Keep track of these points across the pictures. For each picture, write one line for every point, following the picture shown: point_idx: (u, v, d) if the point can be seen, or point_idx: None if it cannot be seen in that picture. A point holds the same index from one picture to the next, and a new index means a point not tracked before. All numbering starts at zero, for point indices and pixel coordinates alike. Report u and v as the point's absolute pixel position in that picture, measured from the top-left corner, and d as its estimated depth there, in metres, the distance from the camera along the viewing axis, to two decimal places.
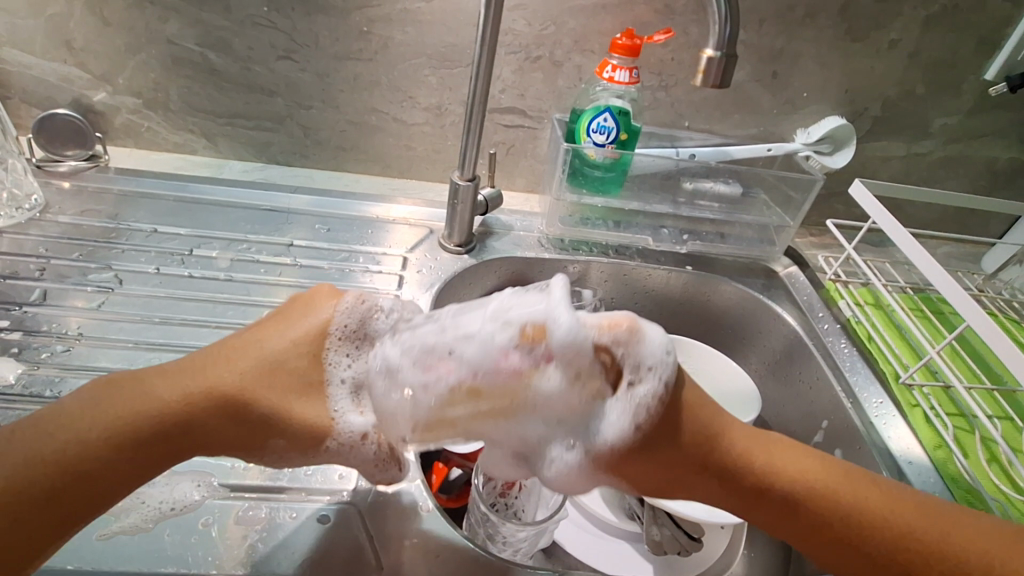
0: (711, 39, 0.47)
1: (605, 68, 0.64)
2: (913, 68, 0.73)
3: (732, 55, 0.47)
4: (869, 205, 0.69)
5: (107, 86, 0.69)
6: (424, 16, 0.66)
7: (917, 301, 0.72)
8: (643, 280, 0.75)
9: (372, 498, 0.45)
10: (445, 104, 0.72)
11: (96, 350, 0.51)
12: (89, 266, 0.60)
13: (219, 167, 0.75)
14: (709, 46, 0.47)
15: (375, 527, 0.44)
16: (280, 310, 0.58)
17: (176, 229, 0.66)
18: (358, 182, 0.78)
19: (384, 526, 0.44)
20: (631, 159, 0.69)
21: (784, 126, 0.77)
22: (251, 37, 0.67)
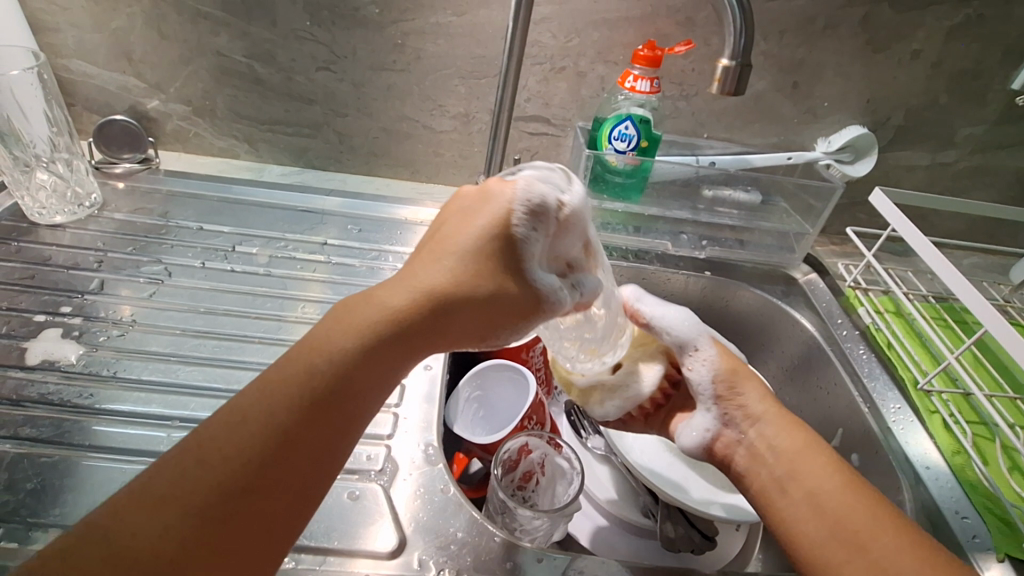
0: (726, 50, 0.49)
1: (627, 78, 0.67)
2: (936, 79, 0.73)
3: (747, 64, 0.48)
4: (890, 213, 0.70)
5: (161, 94, 0.75)
6: (454, 29, 0.69)
7: (939, 310, 0.72)
8: (662, 285, 0.76)
9: (394, 481, 0.49)
10: (473, 112, 0.76)
11: (146, 335, 0.56)
12: (141, 259, 0.64)
13: (259, 170, 0.80)
14: (723, 56, 0.49)
15: (397, 505, 0.47)
16: (314, 304, 0.62)
17: (219, 227, 0.70)
18: (389, 186, 0.82)
19: (405, 504, 0.47)
20: (651, 165, 0.71)
21: (804, 135, 0.78)
22: (293, 49, 0.71)
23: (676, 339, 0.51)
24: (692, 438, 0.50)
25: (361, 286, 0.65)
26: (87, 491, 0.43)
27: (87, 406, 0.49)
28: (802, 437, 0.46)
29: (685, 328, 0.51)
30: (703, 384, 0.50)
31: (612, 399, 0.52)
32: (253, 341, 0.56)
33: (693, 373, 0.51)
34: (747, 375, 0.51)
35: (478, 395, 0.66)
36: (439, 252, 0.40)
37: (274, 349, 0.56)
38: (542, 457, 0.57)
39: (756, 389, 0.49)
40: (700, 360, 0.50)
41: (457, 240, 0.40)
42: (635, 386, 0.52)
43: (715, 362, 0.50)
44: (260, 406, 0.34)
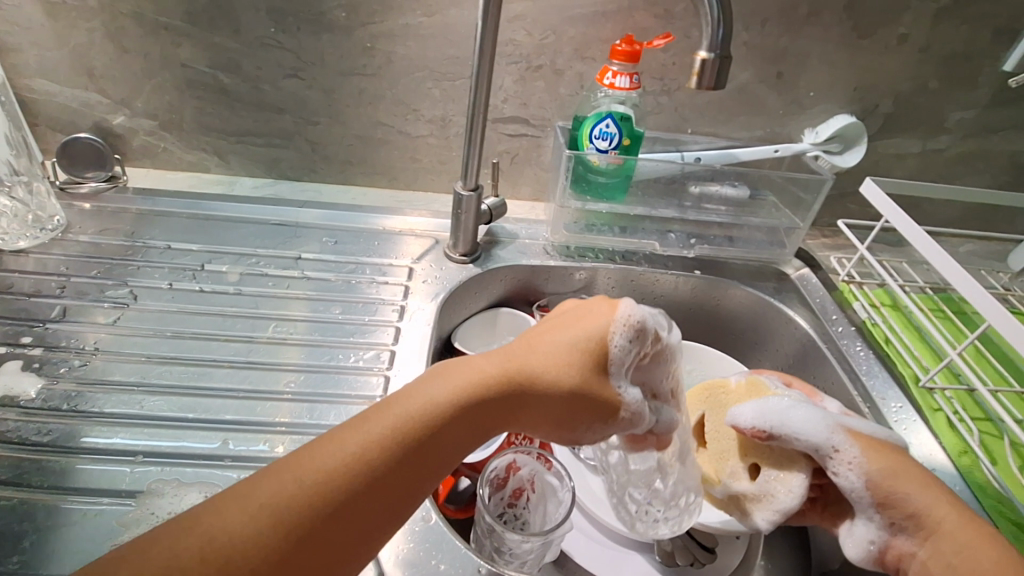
0: (703, 41, 0.46)
1: (606, 74, 0.65)
2: (924, 63, 0.71)
3: (726, 55, 0.46)
4: (882, 204, 0.68)
5: (125, 109, 0.72)
6: (425, 30, 0.67)
7: (938, 302, 0.70)
8: (651, 285, 0.75)
9: None
10: (449, 115, 0.73)
11: (110, 364, 0.53)
12: (106, 283, 0.62)
13: (231, 184, 0.78)
14: (701, 48, 0.46)
15: None
16: (289, 323, 0.59)
17: (189, 245, 0.68)
18: (366, 195, 0.79)
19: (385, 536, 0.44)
20: (635, 164, 0.69)
21: (791, 127, 0.76)
22: (259, 57, 0.69)
23: (811, 445, 0.43)
24: (853, 549, 0.43)
25: (338, 302, 0.63)
26: (44, 537, 0.41)
27: (46, 443, 0.46)
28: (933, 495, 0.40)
29: (814, 432, 0.43)
30: (859, 495, 0.41)
31: (763, 511, 0.46)
32: (223, 365, 0.54)
33: (845, 480, 0.42)
34: (908, 470, 0.41)
35: None
36: (541, 341, 0.42)
37: (245, 374, 0.53)
38: (532, 473, 0.55)
39: (925, 488, 0.40)
40: (847, 467, 0.42)
41: (560, 334, 0.41)
42: (781, 495, 0.45)
43: (866, 464, 0.41)
44: (337, 452, 0.33)
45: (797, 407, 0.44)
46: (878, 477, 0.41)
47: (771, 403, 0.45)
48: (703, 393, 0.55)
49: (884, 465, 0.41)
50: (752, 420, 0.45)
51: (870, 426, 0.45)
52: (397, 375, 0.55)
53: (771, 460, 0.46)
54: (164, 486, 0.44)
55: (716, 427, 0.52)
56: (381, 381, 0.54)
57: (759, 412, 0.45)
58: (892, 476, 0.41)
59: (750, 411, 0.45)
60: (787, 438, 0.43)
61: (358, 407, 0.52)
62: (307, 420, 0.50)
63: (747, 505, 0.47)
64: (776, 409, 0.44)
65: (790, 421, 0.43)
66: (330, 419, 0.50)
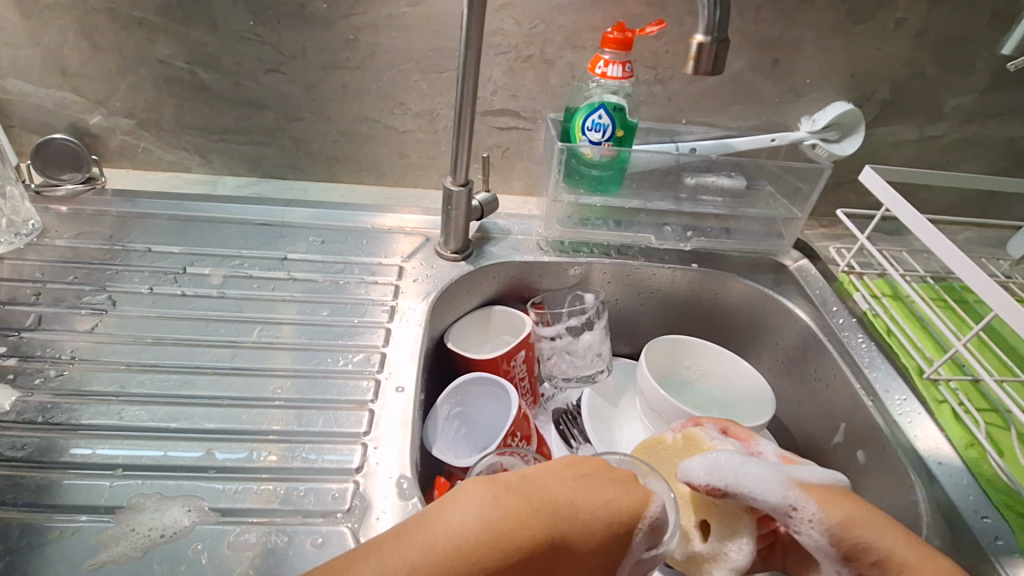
0: (700, 24, 0.44)
1: (597, 63, 0.63)
2: (921, 48, 0.70)
3: (723, 39, 0.44)
4: (883, 192, 0.66)
5: (101, 109, 0.70)
6: (410, 21, 0.65)
7: (939, 291, 0.69)
8: (648, 280, 0.74)
9: (369, 519, 0.42)
10: (437, 109, 0.71)
11: (89, 373, 0.51)
12: (84, 288, 0.59)
13: (213, 183, 0.75)
14: (698, 32, 0.45)
15: None
16: (275, 326, 0.57)
17: (170, 248, 0.65)
18: (353, 192, 0.77)
19: None
20: (629, 155, 0.67)
21: (786, 115, 0.74)
22: (239, 51, 0.66)
23: (766, 504, 0.41)
24: None
25: (326, 303, 0.61)
26: (20, 557, 0.39)
27: (21, 459, 0.44)
28: (890, 539, 0.38)
29: (767, 490, 0.41)
30: (823, 550, 0.40)
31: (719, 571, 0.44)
32: (207, 372, 0.52)
33: (805, 536, 0.40)
34: (868, 516, 0.39)
35: (459, 412, 0.61)
36: (586, 490, 0.36)
37: (230, 381, 0.51)
38: None
39: (886, 528, 0.38)
40: (806, 523, 0.40)
41: (609, 496, 0.35)
42: (734, 553, 0.44)
43: (825, 518, 0.39)
44: None
45: (747, 462, 0.43)
46: (835, 533, 0.39)
47: (719, 460, 0.43)
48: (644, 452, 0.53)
49: (836, 514, 0.39)
50: (700, 477, 0.43)
51: (816, 472, 0.44)
52: (388, 377, 0.53)
53: (718, 517, 0.45)
54: (144, 501, 0.42)
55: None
56: (371, 385, 0.52)
57: (709, 470, 0.43)
58: (851, 528, 0.39)
59: (701, 468, 0.44)
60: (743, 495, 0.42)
61: (348, 412, 0.50)
62: (295, 427, 0.48)
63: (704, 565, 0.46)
64: (725, 465, 0.43)
65: (741, 478, 0.42)
66: (320, 425, 0.49)
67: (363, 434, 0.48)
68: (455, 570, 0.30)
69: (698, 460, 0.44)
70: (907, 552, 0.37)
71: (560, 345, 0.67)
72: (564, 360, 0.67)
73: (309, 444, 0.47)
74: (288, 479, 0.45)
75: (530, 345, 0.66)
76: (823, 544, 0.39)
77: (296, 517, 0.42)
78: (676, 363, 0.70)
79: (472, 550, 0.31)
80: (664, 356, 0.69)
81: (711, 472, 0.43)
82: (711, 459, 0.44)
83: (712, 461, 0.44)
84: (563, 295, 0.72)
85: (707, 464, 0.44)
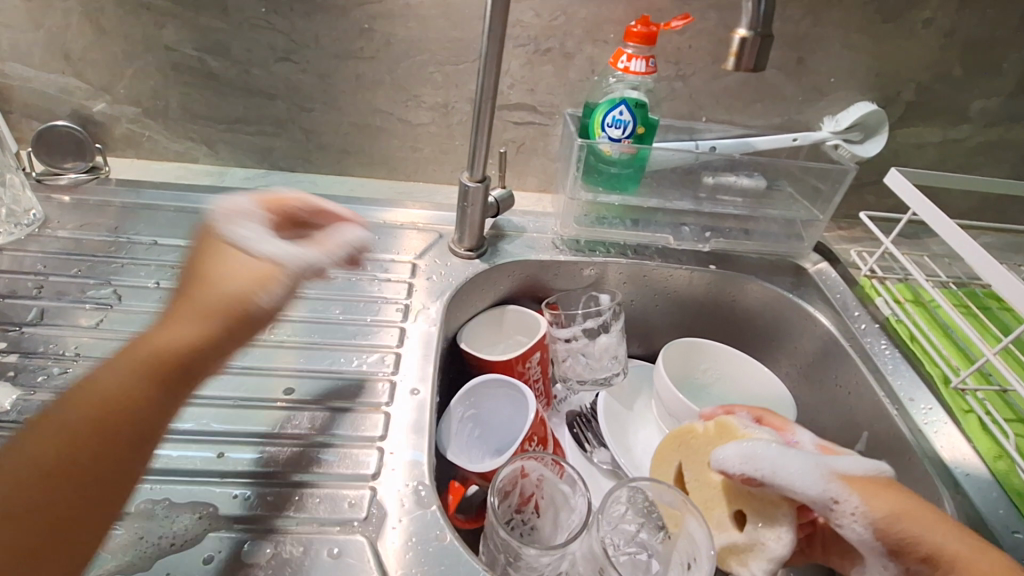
0: (744, 18, 0.42)
1: (620, 57, 0.61)
2: (949, 49, 0.68)
3: (768, 34, 0.42)
4: (909, 195, 0.64)
5: (105, 96, 0.68)
6: (427, 10, 0.63)
7: (962, 298, 0.67)
8: (664, 281, 0.72)
9: (384, 528, 0.41)
10: (452, 101, 0.69)
11: (93, 371, 0.49)
12: (87, 282, 0.57)
13: (220, 175, 0.73)
14: (741, 26, 0.43)
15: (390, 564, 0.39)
16: (285, 324, 0.55)
17: (176, 241, 0.63)
18: (364, 186, 0.75)
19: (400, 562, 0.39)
20: (649, 153, 0.65)
21: (809, 115, 0.73)
22: (249, 39, 0.64)
23: (808, 495, 0.43)
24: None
25: (338, 301, 0.59)
26: None
27: None
28: (936, 525, 0.40)
29: (807, 482, 0.43)
30: (865, 537, 0.42)
31: (757, 563, 0.45)
32: (215, 371, 0.50)
33: (846, 527, 0.42)
34: (913, 509, 0.41)
35: (473, 413, 0.60)
36: (173, 327, 0.37)
37: (239, 381, 0.50)
38: (541, 478, 0.52)
39: (937, 524, 0.40)
40: (852, 513, 0.42)
41: (215, 260, 0.42)
42: (772, 543, 0.44)
43: (868, 511, 0.42)
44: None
45: (787, 453, 0.44)
46: (881, 523, 0.41)
47: (759, 450, 0.44)
48: (674, 442, 0.53)
49: (883, 507, 0.41)
50: (739, 468, 0.45)
51: (857, 463, 0.45)
52: (404, 379, 0.52)
53: (756, 507, 0.46)
54: (153, 507, 0.41)
55: (694, 476, 0.50)
56: (386, 387, 0.51)
57: (747, 461, 0.44)
58: (897, 521, 0.41)
59: (736, 456, 0.45)
60: (781, 486, 0.43)
61: (362, 416, 0.48)
62: (307, 430, 0.47)
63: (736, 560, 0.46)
64: (765, 457, 0.44)
65: (784, 470, 0.43)
66: (333, 428, 0.47)
67: (378, 438, 0.47)
68: (76, 433, 0.32)
69: (735, 447, 0.45)
70: (954, 538, 0.40)
71: (576, 347, 0.65)
72: (579, 363, 0.66)
73: (323, 449, 0.45)
74: (302, 485, 0.43)
75: (545, 346, 0.65)
76: (867, 534, 0.42)
77: (310, 526, 0.41)
78: (693, 367, 0.69)
79: (111, 400, 0.33)
80: (681, 358, 0.67)
81: (751, 464, 0.44)
82: (748, 446, 0.45)
83: (753, 451, 0.45)
84: (578, 295, 0.69)
85: (750, 453, 0.45)
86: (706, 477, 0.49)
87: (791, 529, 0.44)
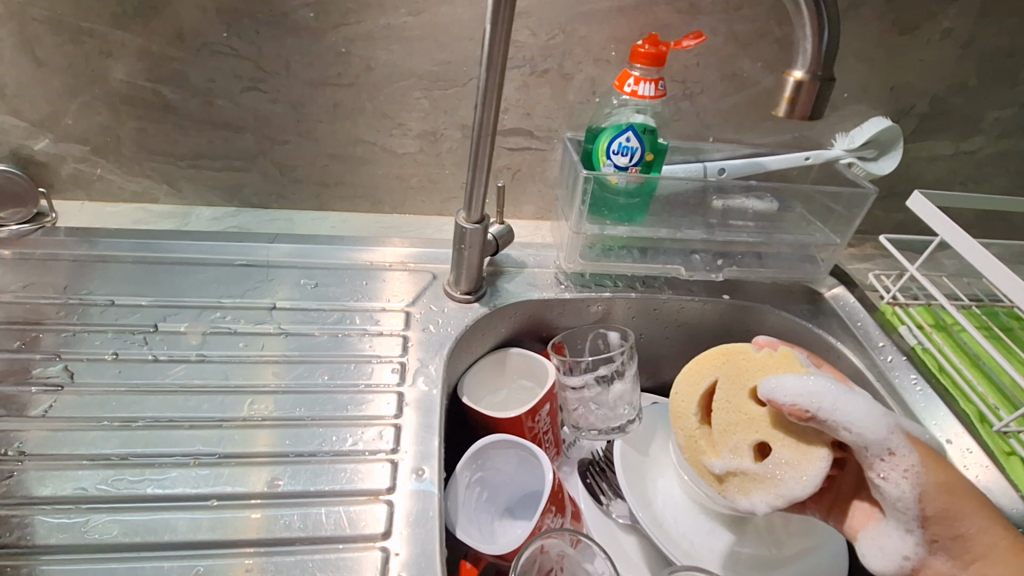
0: (802, 58, 0.39)
1: (626, 80, 0.56)
2: (966, 59, 0.65)
3: (829, 77, 0.38)
4: (935, 219, 0.60)
5: (47, 134, 0.60)
6: (410, 31, 0.56)
7: (987, 321, 0.64)
8: (675, 313, 0.68)
9: None
10: (441, 129, 0.63)
11: (42, 472, 0.42)
12: (34, 357, 0.50)
13: (185, 216, 0.66)
14: (798, 66, 0.39)
15: None
16: (266, 397, 0.49)
17: (137, 299, 0.56)
18: (346, 221, 0.69)
19: None
20: (657, 182, 0.61)
21: (820, 131, 0.69)
22: (210, 67, 0.57)
23: (865, 438, 0.39)
24: (873, 557, 0.41)
25: (324, 363, 0.52)
26: None
27: None
28: (972, 502, 0.40)
29: (871, 424, 0.39)
30: (904, 503, 0.40)
31: (767, 493, 0.43)
32: (187, 462, 0.44)
33: (888, 491, 0.40)
34: (960, 487, 0.40)
35: (478, 477, 0.54)
36: None
37: (214, 472, 0.43)
38: (562, 554, 0.47)
39: (980, 510, 0.39)
40: (901, 473, 0.39)
41: None
42: (790, 481, 0.42)
43: (919, 472, 0.39)
44: None
45: (853, 396, 0.40)
46: (930, 491, 0.39)
47: (821, 384, 0.40)
48: (721, 357, 0.48)
49: (934, 472, 0.39)
50: (799, 396, 0.40)
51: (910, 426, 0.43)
52: (405, 458, 0.46)
53: (785, 445, 0.42)
54: None
55: (728, 397, 0.46)
56: (388, 468, 0.45)
57: (805, 390, 0.40)
58: (945, 491, 0.39)
59: (793, 388, 0.41)
60: (837, 429, 0.40)
61: (361, 508, 0.42)
62: (300, 532, 0.41)
63: (748, 483, 0.44)
64: (825, 390, 0.40)
65: (844, 410, 0.39)
66: (329, 526, 0.41)
67: (381, 537, 0.41)
68: None
69: (796, 381, 0.41)
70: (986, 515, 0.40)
71: (587, 395, 0.60)
72: (591, 411, 0.61)
73: (317, 556, 0.39)
74: None
75: (554, 396, 0.60)
76: (906, 500, 0.39)
77: None
78: None
79: None
80: None
81: (811, 397, 0.40)
82: (811, 382, 0.41)
83: (818, 395, 0.40)
84: (585, 333, 0.64)
85: (812, 397, 0.40)
86: (744, 406, 0.45)
87: (817, 473, 0.41)
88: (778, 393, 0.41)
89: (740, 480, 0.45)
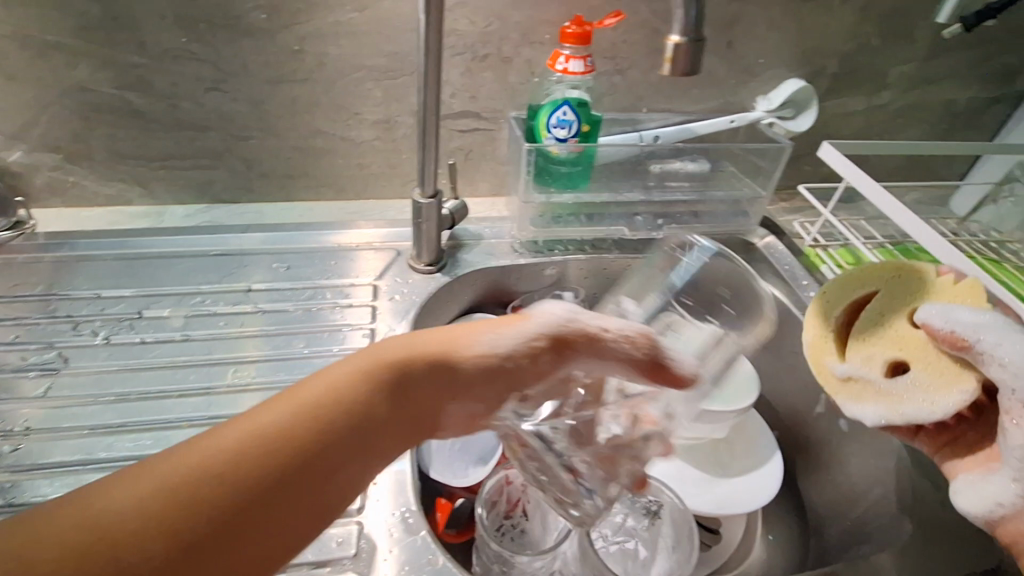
0: (676, 23, 0.43)
1: (558, 59, 0.61)
2: (866, 21, 0.71)
3: (700, 39, 0.43)
4: (842, 166, 0.67)
5: (20, 145, 0.63)
6: (357, 27, 0.61)
7: (897, 255, 0.71)
8: (624, 271, 0.74)
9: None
10: (394, 116, 0.68)
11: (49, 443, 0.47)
12: (29, 347, 0.54)
13: (159, 215, 0.70)
14: (674, 31, 0.43)
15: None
16: (249, 366, 0.54)
17: (121, 291, 0.60)
18: (312, 210, 0.73)
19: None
20: (596, 151, 0.66)
21: (743, 96, 0.75)
22: (172, 71, 0.61)
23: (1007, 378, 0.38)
24: (970, 493, 0.41)
25: (300, 334, 0.57)
26: None
27: None
28: None
29: None
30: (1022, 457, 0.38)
31: (878, 400, 0.45)
32: (181, 425, 0.48)
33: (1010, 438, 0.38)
34: None
35: None
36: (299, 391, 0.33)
37: (208, 431, 0.48)
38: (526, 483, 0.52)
39: None
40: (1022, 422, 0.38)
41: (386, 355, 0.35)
42: (917, 406, 0.43)
43: None
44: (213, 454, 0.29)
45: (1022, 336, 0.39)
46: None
47: (985, 319, 0.40)
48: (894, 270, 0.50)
49: None
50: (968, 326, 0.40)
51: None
52: None
53: (926, 367, 0.44)
54: None
55: (880, 308, 0.49)
56: None
57: (972, 322, 0.40)
58: None
59: (955, 320, 0.41)
60: (989, 364, 0.39)
61: None
62: None
63: (863, 392, 0.46)
64: (987, 325, 0.40)
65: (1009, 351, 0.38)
66: None
67: None
68: (284, 449, 0.30)
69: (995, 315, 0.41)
70: None
71: None
72: None
73: None
74: None
75: None
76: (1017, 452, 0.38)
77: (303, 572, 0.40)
78: None
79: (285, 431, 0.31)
80: None
81: (975, 327, 0.40)
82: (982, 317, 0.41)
83: None
84: (542, 295, 0.71)
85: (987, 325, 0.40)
86: (897, 325, 0.47)
87: (954, 405, 0.41)
88: (949, 318, 0.42)
89: (859, 387, 0.47)
